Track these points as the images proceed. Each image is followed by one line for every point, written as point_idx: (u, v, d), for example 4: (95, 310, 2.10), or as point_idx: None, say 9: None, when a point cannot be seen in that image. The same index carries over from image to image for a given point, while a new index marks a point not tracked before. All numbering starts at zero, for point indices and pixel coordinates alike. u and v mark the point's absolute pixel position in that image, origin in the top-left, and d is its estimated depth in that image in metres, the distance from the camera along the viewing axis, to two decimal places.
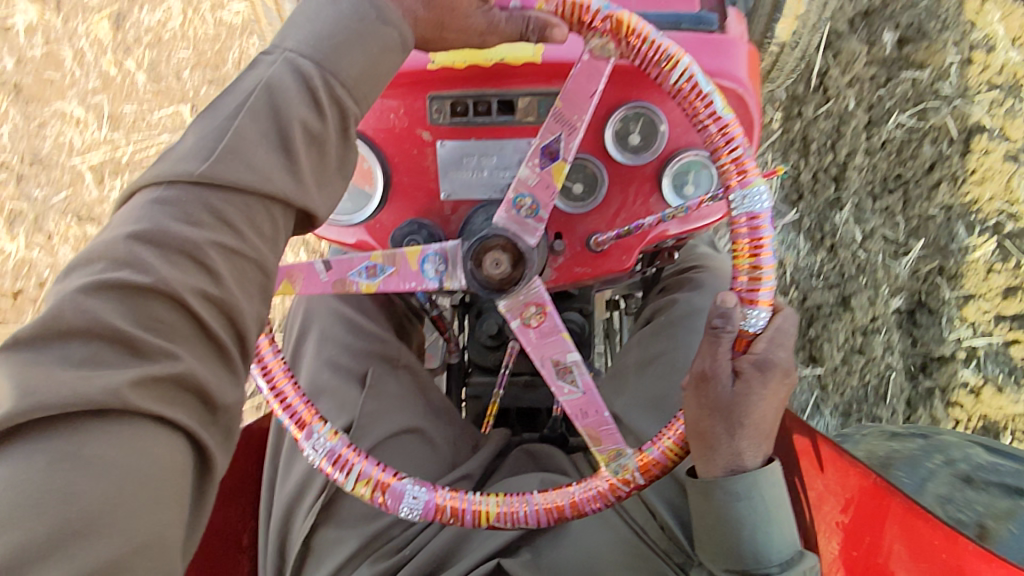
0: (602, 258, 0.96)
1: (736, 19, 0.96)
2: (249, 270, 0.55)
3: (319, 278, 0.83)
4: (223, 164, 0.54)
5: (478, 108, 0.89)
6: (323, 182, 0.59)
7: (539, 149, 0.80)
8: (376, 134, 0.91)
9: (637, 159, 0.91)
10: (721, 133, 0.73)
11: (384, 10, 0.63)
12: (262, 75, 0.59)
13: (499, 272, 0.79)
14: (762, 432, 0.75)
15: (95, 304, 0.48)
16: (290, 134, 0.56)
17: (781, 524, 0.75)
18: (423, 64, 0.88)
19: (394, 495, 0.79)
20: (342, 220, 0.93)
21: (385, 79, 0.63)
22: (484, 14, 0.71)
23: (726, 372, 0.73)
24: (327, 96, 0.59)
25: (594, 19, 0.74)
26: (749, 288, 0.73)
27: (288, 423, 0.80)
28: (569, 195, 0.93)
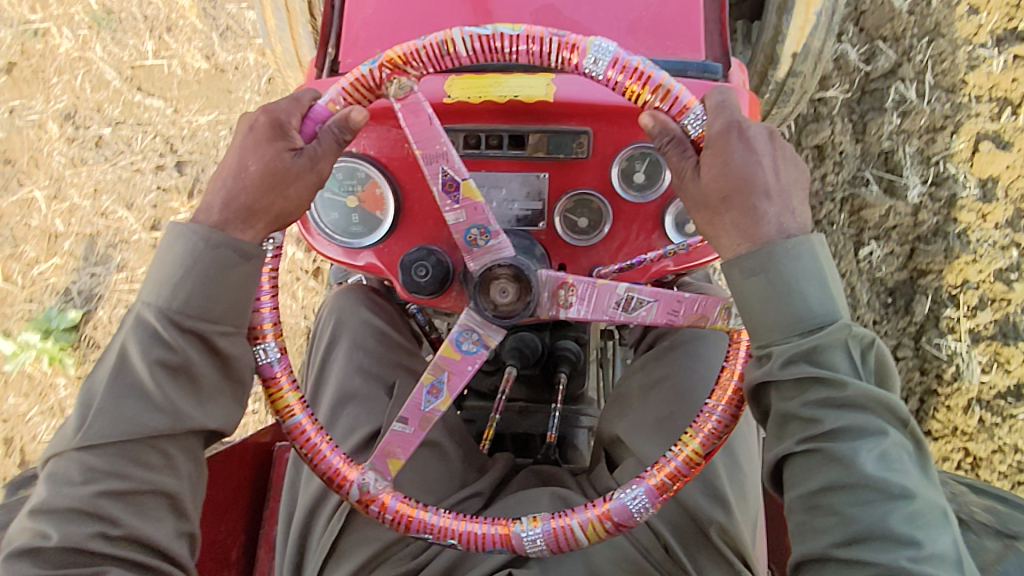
0: None
1: (739, 67, 0.99)
2: (147, 499, 0.74)
3: (408, 434, 0.87)
4: (98, 427, 0.72)
5: (491, 142, 0.93)
6: (201, 400, 0.76)
7: (441, 189, 0.84)
8: (391, 161, 0.95)
9: (641, 198, 0.95)
10: (531, 42, 0.78)
11: (210, 236, 0.76)
12: (124, 335, 0.75)
13: (508, 298, 0.83)
14: (757, 190, 0.76)
15: (21, 567, 0.70)
16: (151, 381, 0.72)
17: (805, 291, 0.72)
18: (440, 98, 0.91)
19: (620, 512, 0.81)
20: (354, 243, 0.98)
21: (236, 286, 0.76)
22: (300, 156, 0.81)
23: (691, 165, 0.79)
24: (177, 333, 0.74)
25: (374, 76, 0.81)
26: (671, 108, 0.79)
27: (499, 547, 0.82)
28: (574, 228, 0.96)
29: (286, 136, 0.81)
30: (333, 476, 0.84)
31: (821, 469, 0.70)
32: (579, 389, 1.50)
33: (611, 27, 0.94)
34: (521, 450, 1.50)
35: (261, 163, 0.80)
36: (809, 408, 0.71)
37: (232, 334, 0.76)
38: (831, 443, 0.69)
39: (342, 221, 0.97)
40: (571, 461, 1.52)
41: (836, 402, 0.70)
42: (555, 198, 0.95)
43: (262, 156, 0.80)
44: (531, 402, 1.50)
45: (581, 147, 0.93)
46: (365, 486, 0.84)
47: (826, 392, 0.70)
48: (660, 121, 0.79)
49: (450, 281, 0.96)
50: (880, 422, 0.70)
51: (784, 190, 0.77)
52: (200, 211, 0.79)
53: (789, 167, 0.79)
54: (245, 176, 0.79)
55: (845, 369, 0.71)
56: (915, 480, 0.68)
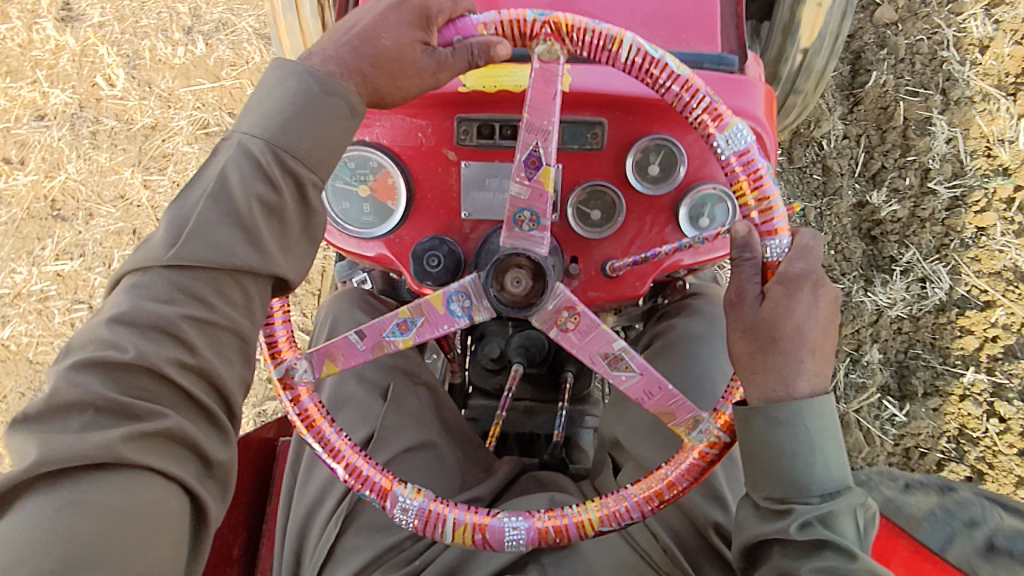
0: (616, 283, 0.98)
1: (754, 60, 0.99)
2: (224, 335, 0.65)
3: (357, 348, 0.85)
4: (188, 248, 0.64)
5: (505, 131, 0.93)
6: (286, 249, 0.69)
7: (523, 162, 0.81)
8: (404, 151, 0.95)
9: (656, 189, 0.94)
10: (685, 88, 0.75)
11: (325, 81, 0.70)
12: (222, 159, 0.68)
13: (521, 289, 0.82)
14: (807, 348, 0.71)
15: (86, 378, 0.59)
16: (249, 212, 0.66)
17: (826, 457, 0.71)
18: (454, 87, 0.91)
19: (495, 533, 0.79)
20: (366, 233, 0.97)
21: (337, 143, 0.71)
22: (429, 56, 0.78)
23: (754, 291, 0.74)
24: (279, 171, 0.67)
25: (533, 28, 0.75)
26: (761, 220, 0.75)
27: (371, 496, 0.82)
28: (587, 221, 0.95)
29: (426, 28, 0.78)
30: (270, 348, 0.83)
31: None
32: (584, 390, 1.50)
33: (626, 19, 0.94)
34: (525, 451, 1.49)
35: (394, 41, 0.76)
36: (813, 574, 0.67)
37: (322, 189, 0.71)
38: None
39: (353, 211, 0.96)
40: (577, 461, 1.48)
41: (844, 572, 0.67)
42: (569, 191, 0.94)
43: (397, 34, 0.76)
44: (536, 402, 1.50)
45: (595, 139, 0.92)
46: (292, 371, 0.83)
47: (835, 559, 0.68)
48: (749, 233, 0.74)
49: (461, 271, 0.95)
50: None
51: (831, 346, 0.74)
52: (313, 54, 0.75)
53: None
54: (375, 46, 0.75)
55: (851, 540, 0.69)
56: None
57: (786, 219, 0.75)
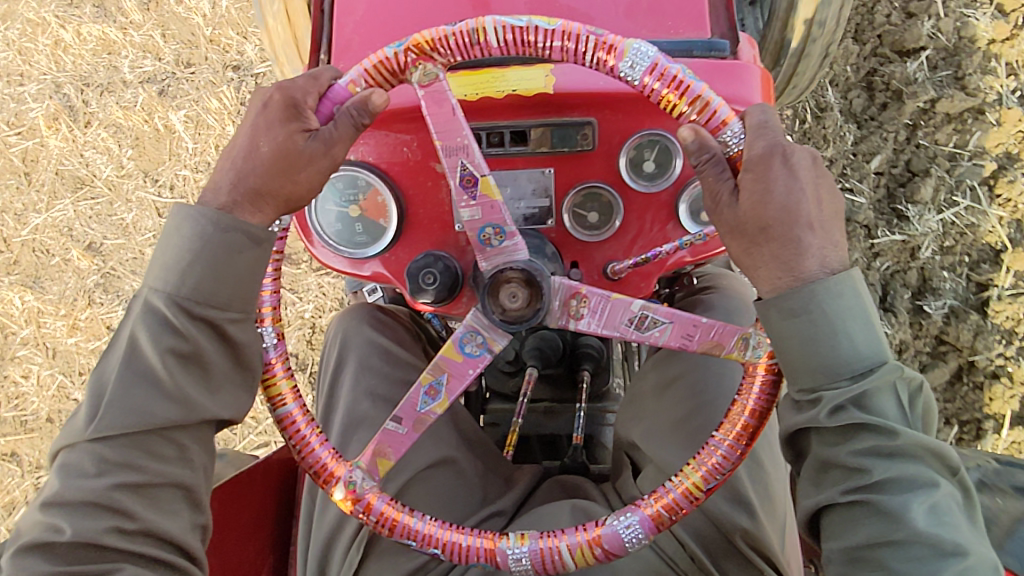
0: (620, 285, 0.95)
1: (747, 42, 0.94)
2: (161, 492, 0.72)
3: (399, 434, 0.85)
4: (108, 418, 0.70)
5: (491, 140, 0.89)
6: (213, 389, 0.73)
7: (459, 184, 0.80)
8: (391, 166, 0.92)
9: (652, 186, 0.90)
10: (567, 38, 0.72)
11: (216, 219, 0.72)
12: (133, 319, 0.72)
13: (517, 304, 0.80)
14: (800, 223, 0.68)
15: (32, 560, 0.68)
16: (163, 370, 0.70)
17: (852, 335, 0.67)
18: None
19: (610, 539, 0.77)
20: (359, 254, 0.95)
21: (247, 273, 0.73)
22: (314, 139, 0.75)
23: (728, 187, 0.71)
24: (185, 320, 0.71)
25: (398, 61, 0.76)
26: (705, 121, 0.72)
27: (482, 560, 0.79)
28: (584, 224, 0.92)
29: (299, 116, 0.75)
30: (319, 470, 0.82)
31: (865, 522, 0.66)
32: (604, 387, 1.46)
33: (608, 11, 0.90)
34: (548, 453, 1.47)
35: (273, 144, 0.75)
36: (858, 457, 0.67)
37: (241, 321, 0.74)
38: (879, 496, 0.66)
39: (345, 231, 0.95)
40: (599, 459, 1.48)
41: (887, 451, 0.66)
42: (562, 194, 0.91)
43: (273, 137, 0.75)
44: (556, 403, 1.46)
45: (585, 139, 0.89)
46: (352, 483, 0.82)
47: (876, 439, 0.66)
48: (697, 135, 0.71)
49: (459, 287, 0.93)
50: (930, 474, 0.66)
51: (828, 212, 0.70)
52: (208, 191, 0.76)
53: (833, 191, 0.72)
54: (256, 157, 0.75)
55: (891, 412, 0.67)
56: (965, 533, 0.65)
57: (726, 106, 0.72)
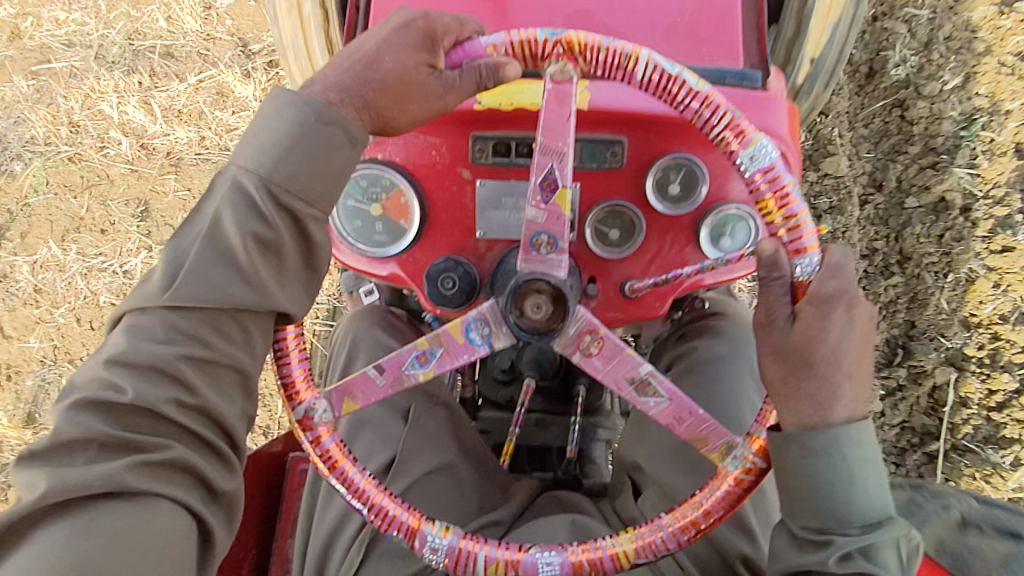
0: (635, 304, 0.96)
1: (776, 74, 0.96)
2: (222, 372, 0.70)
3: (376, 384, 0.83)
4: (186, 289, 0.67)
5: (521, 150, 0.90)
6: (285, 283, 0.72)
7: (538, 185, 0.79)
8: (417, 168, 0.92)
9: (676, 209, 0.91)
10: (705, 105, 0.73)
11: (323, 111, 0.71)
12: (218, 196, 0.69)
13: (541, 315, 0.79)
14: (843, 371, 0.70)
15: (85, 417, 0.64)
16: (244, 253, 0.68)
17: (865, 484, 0.70)
18: (469, 104, 0.89)
19: (527, 567, 0.76)
20: (378, 252, 0.94)
21: (336, 174, 0.72)
22: (438, 79, 0.77)
23: (785, 313, 0.70)
24: (275, 208, 0.69)
25: (544, 48, 0.74)
26: (789, 239, 0.71)
27: (398, 535, 0.79)
28: (606, 241, 0.93)
29: (433, 51, 0.77)
30: (291, 387, 0.81)
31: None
32: (597, 402, 1.47)
33: (645, 33, 0.91)
34: (538, 466, 1.47)
35: (398, 66, 0.76)
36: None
37: (322, 221, 0.72)
38: None
39: (364, 229, 0.94)
40: (589, 475, 1.46)
41: None
42: (586, 210, 0.92)
43: (400, 59, 0.76)
44: (548, 415, 1.47)
45: (615, 157, 0.90)
46: (312, 411, 0.81)
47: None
48: (776, 251, 0.70)
49: (477, 294, 0.93)
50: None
51: (864, 367, 0.72)
52: (315, 82, 0.74)
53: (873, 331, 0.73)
54: (378, 71, 0.75)
55: (888, 569, 0.68)
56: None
57: (814, 236, 0.71)
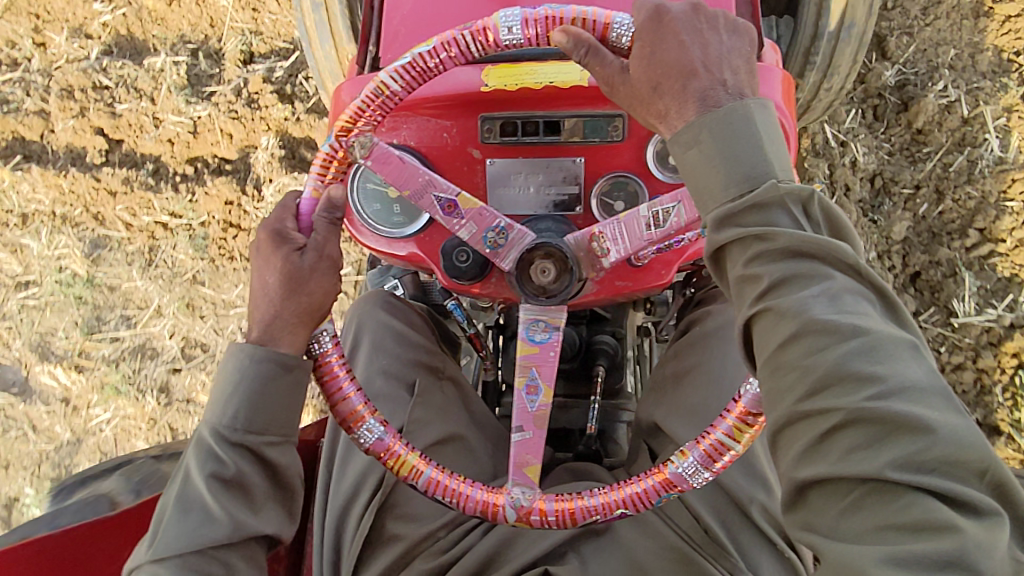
0: (642, 272, 1.00)
1: (771, 48, 1.02)
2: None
3: (532, 441, 0.89)
4: (165, 544, 0.81)
5: (527, 128, 0.95)
6: (256, 509, 0.84)
7: (444, 213, 0.90)
8: (430, 151, 0.98)
9: (676, 177, 0.95)
10: (445, 48, 0.84)
11: (253, 352, 0.83)
12: (190, 452, 0.84)
13: (548, 277, 0.87)
14: (693, 64, 0.75)
15: None
16: (211, 495, 0.81)
17: (743, 150, 0.70)
18: (476, 87, 0.95)
19: (752, 403, 0.80)
20: (396, 234, 1.00)
21: (274, 396, 0.83)
22: (307, 254, 0.85)
23: (617, 69, 0.79)
24: (227, 448, 0.83)
25: (339, 153, 0.88)
26: (597, 29, 0.81)
27: (667, 494, 0.83)
28: (610, 212, 0.96)
29: (290, 241, 0.85)
30: (484, 508, 0.85)
31: (777, 326, 0.65)
32: (617, 384, 1.51)
33: None
34: (559, 445, 1.51)
35: (277, 272, 0.84)
36: (753, 266, 0.68)
37: (274, 443, 0.85)
38: (777, 299, 0.66)
39: (383, 212, 1.00)
40: (612, 455, 1.49)
41: (777, 255, 0.67)
42: (590, 183, 0.97)
43: (274, 267, 0.85)
44: (569, 398, 1.51)
45: (616, 130, 0.95)
46: (518, 502, 0.85)
47: (765, 246, 0.67)
48: (578, 37, 0.79)
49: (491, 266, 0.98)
50: (825, 268, 0.66)
51: (710, 39, 0.76)
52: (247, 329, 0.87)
53: (727, 34, 0.77)
54: (265, 286, 0.84)
55: (784, 225, 0.67)
56: (871, 318, 0.63)
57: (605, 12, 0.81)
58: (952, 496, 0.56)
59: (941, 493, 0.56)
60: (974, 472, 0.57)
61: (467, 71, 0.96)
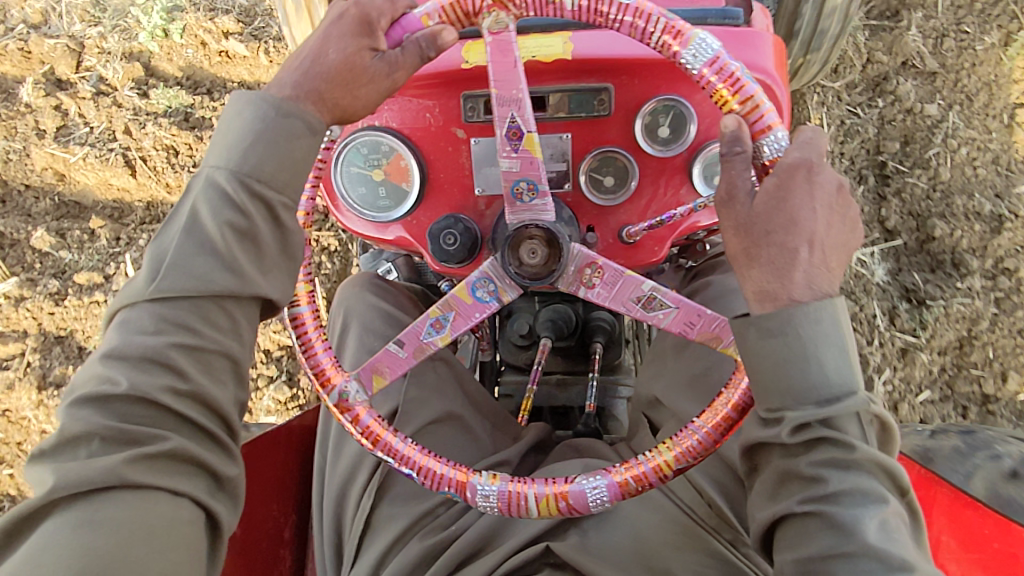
0: (635, 249, 0.98)
1: (761, 11, 0.97)
2: (214, 359, 0.67)
3: (399, 357, 0.89)
4: (168, 279, 0.67)
5: None
6: (265, 269, 0.70)
7: (505, 136, 0.83)
8: (413, 132, 0.96)
9: (667, 151, 0.93)
10: (639, 17, 0.76)
11: (281, 104, 0.71)
12: (193, 192, 0.70)
13: (537, 259, 0.85)
14: (807, 236, 0.69)
15: (86, 414, 0.63)
16: (221, 239, 0.67)
17: (821, 359, 0.67)
18: (457, 65, 0.92)
19: (577, 498, 0.81)
20: (383, 218, 0.99)
21: (302, 164, 0.72)
22: (380, 60, 0.77)
23: (746, 187, 0.72)
24: (245, 195, 0.69)
25: (474, 6, 0.76)
26: (754, 121, 0.75)
27: (451, 491, 0.83)
28: (600, 188, 0.95)
29: (371, 35, 0.77)
30: (337, 401, 0.86)
31: (818, 533, 0.66)
32: (616, 359, 1.50)
33: None
34: (561, 423, 1.52)
35: (339, 55, 0.76)
36: (816, 467, 0.67)
37: (292, 209, 0.72)
38: (832, 508, 0.66)
39: (369, 196, 0.98)
40: (612, 431, 1.50)
41: (841, 462, 0.67)
42: (578, 158, 0.94)
43: (343, 48, 0.76)
44: (568, 374, 1.50)
45: (602, 104, 0.92)
46: (345, 394, 0.86)
47: (833, 451, 0.67)
48: (738, 127, 0.72)
49: (479, 249, 0.96)
50: (880, 489, 0.66)
51: (842, 234, 0.72)
52: (276, 86, 0.75)
53: (845, 226, 0.73)
54: (323, 63, 0.75)
55: (854, 435, 0.67)
56: (910, 550, 0.65)
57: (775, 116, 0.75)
58: None
59: None
60: None
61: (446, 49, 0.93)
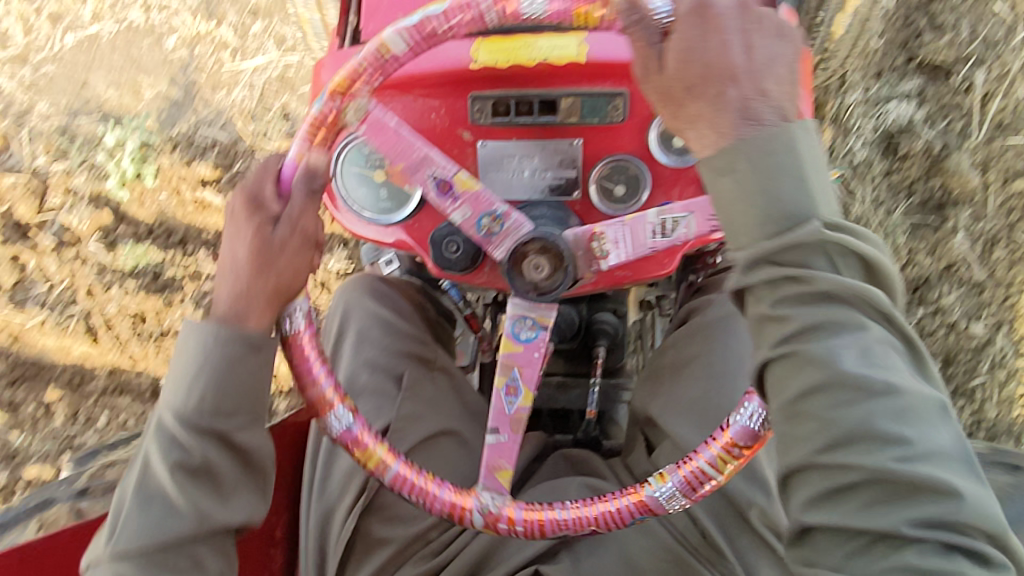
0: (644, 261, 0.93)
1: None
2: (179, 563, 0.78)
3: (507, 444, 0.84)
4: (127, 539, 0.76)
5: (521, 109, 0.89)
6: (224, 498, 0.79)
7: (440, 191, 0.86)
8: (417, 133, 0.91)
9: (681, 161, 0.89)
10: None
11: (219, 331, 0.76)
12: (151, 439, 0.78)
13: (541, 274, 0.82)
14: (738, 70, 0.64)
15: None
16: (175, 489, 0.76)
17: (792, 181, 0.63)
18: (467, 64, 0.88)
19: (653, 502, 0.78)
20: (385, 220, 0.95)
21: (246, 386, 0.77)
22: (279, 226, 0.79)
23: (655, 51, 0.68)
24: (190, 436, 0.76)
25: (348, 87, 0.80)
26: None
27: (499, 524, 0.80)
28: (611, 198, 0.90)
29: (263, 211, 0.79)
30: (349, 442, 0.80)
31: (798, 374, 0.62)
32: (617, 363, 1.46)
33: None
34: (560, 427, 1.47)
35: (246, 246, 0.78)
36: (780, 307, 0.63)
37: (243, 428, 0.79)
38: (805, 345, 0.62)
39: (371, 197, 0.94)
40: (612, 436, 1.47)
41: (810, 296, 0.62)
42: (589, 165, 0.90)
43: (245, 239, 0.78)
44: (568, 376, 1.46)
45: (616, 111, 0.88)
46: (361, 435, 0.81)
47: (801, 288, 0.62)
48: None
49: (483, 256, 0.93)
50: (857, 317, 0.62)
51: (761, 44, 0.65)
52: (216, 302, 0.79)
53: (776, 37, 0.66)
54: (234, 259, 0.78)
55: (824, 269, 0.62)
56: (900, 373, 0.61)
57: None
58: (970, 550, 0.57)
59: (958, 546, 0.57)
60: (981, 530, 0.57)
61: (456, 47, 0.90)
